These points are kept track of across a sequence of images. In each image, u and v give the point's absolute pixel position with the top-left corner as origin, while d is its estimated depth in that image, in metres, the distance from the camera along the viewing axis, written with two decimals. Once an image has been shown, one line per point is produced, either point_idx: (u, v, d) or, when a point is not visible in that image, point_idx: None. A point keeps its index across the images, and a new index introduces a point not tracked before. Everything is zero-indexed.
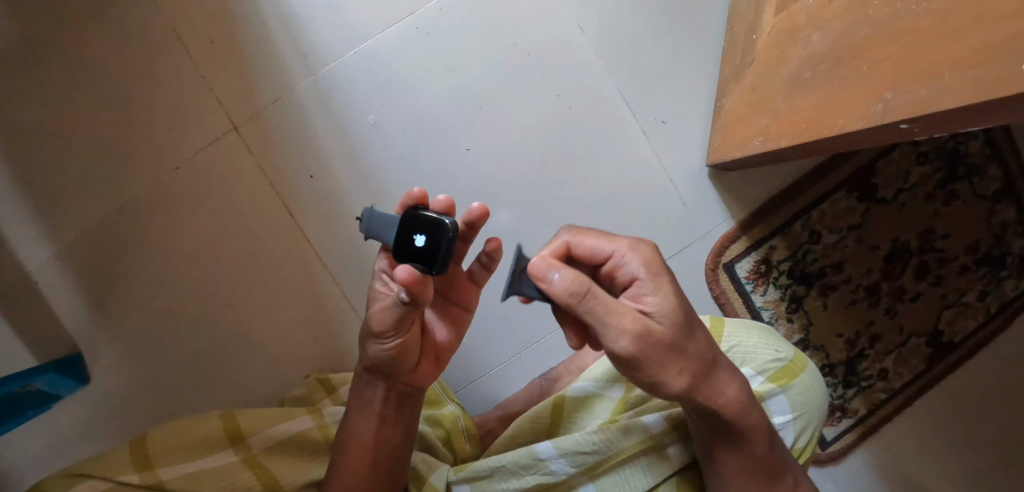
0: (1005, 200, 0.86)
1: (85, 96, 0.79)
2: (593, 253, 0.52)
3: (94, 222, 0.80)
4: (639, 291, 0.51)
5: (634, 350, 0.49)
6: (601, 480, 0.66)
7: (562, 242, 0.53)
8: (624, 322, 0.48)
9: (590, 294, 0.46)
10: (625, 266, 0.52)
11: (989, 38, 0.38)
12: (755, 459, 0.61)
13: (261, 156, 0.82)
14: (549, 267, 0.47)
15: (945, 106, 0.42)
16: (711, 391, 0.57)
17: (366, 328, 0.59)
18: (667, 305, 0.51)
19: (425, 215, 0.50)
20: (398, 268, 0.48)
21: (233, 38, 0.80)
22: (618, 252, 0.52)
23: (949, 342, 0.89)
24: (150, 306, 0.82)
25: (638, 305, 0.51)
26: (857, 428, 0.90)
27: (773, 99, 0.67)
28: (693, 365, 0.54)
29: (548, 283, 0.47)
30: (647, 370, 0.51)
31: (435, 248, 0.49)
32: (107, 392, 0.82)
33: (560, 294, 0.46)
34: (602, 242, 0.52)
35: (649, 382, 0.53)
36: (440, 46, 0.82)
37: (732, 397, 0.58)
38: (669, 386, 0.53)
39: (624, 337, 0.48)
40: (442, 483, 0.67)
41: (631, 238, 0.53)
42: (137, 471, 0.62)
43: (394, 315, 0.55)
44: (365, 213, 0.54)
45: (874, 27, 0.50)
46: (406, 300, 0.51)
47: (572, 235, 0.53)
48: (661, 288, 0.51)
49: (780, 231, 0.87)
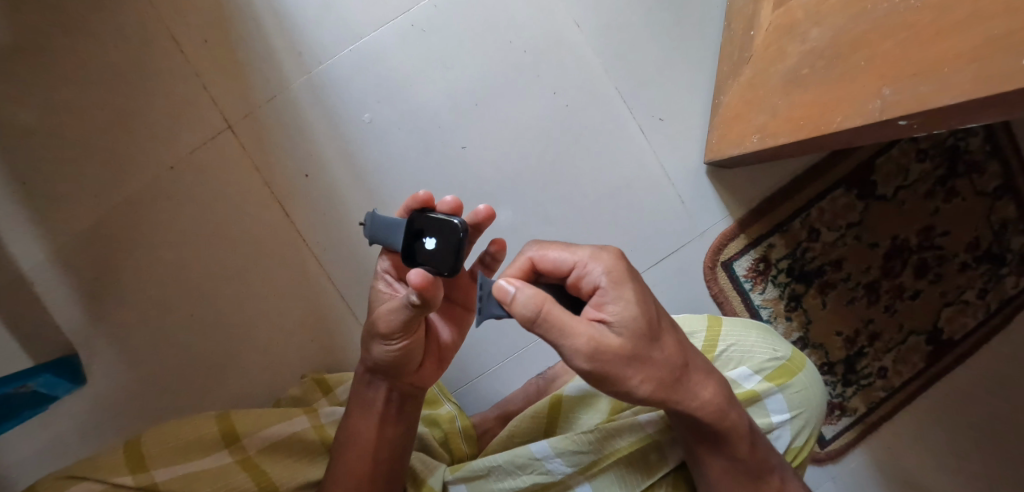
0: (1005, 197, 0.86)
1: (78, 95, 0.79)
2: (556, 266, 0.49)
3: (88, 221, 0.80)
4: (600, 300, 0.48)
5: (593, 357, 0.46)
6: (597, 480, 0.65)
7: (525, 258, 0.51)
8: (579, 342, 0.45)
9: (544, 310, 0.45)
10: (587, 276, 0.49)
11: (990, 33, 0.38)
12: (738, 461, 0.60)
13: (257, 154, 0.81)
14: (507, 283, 0.46)
15: (944, 100, 0.42)
16: (684, 397, 0.53)
17: (372, 329, 0.58)
18: (628, 312, 0.47)
19: (434, 218, 0.50)
20: (411, 272, 0.49)
21: (229, 36, 0.80)
22: (580, 261, 0.49)
23: (949, 339, 0.89)
24: (146, 307, 0.81)
25: (599, 314, 0.48)
26: (856, 426, 0.90)
27: (772, 96, 0.67)
28: (661, 372, 0.50)
29: (506, 300, 0.45)
30: (608, 381, 0.48)
31: (447, 250, 0.49)
32: (102, 393, 0.81)
33: (517, 313, 0.45)
34: (563, 253, 0.49)
35: (617, 394, 0.50)
36: (436, 43, 0.82)
37: (708, 400, 0.55)
38: (636, 395, 0.50)
39: (582, 347, 0.46)
40: (438, 483, 0.67)
41: (593, 246, 0.49)
42: (131, 472, 0.61)
43: (403, 317, 0.54)
44: (369, 218, 0.54)
45: (872, 23, 0.50)
46: (417, 303, 0.51)
47: (536, 250, 0.51)
48: (623, 296, 0.47)
49: (779, 229, 0.87)
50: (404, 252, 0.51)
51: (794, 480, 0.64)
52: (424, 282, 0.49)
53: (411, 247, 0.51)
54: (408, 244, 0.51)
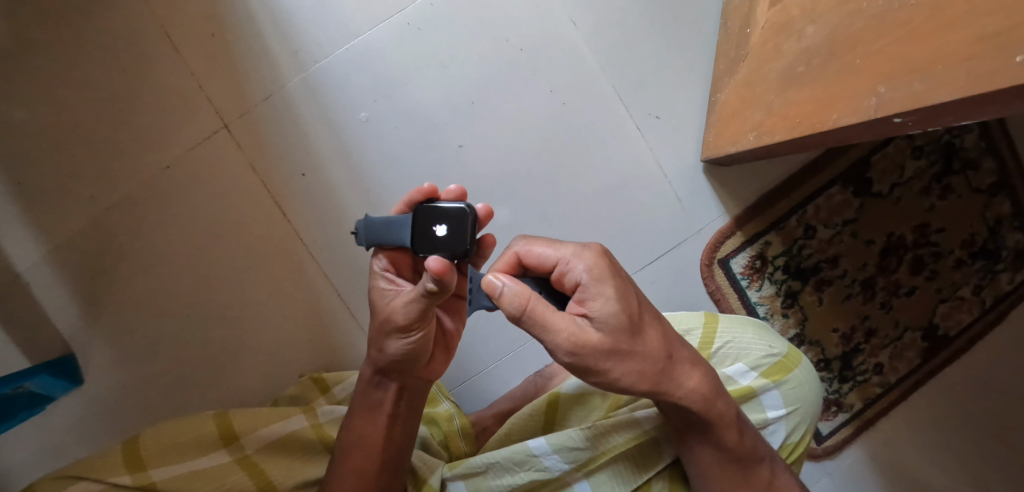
0: (1000, 194, 0.87)
1: (72, 95, 0.78)
2: (540, 261, 0.50)
3: (83, 222, 0.79)
4: (582, 296, 0.48)
5: (573, 351, 0.47)
6: (595, 477, 0.65)
7: (512, 253, 0.51)
8: (559, 338, 0.46)
9: (529, 307, 0.45)
10: (570, 273, 0.49)
11: (985, 30, 0.38)
12: (727, 449, 0.60)
13: (253, 154, 0.81)
14: (494, 278, 0.46)
15: (938, 99, 0.42)
16: (669, 388, 0.54)
17: (385, 326, 0.58)
18: (609, 309, 0.47)
19: (439, 205, 0.50)
20: (429, 258, 0.47)
21: (225, 36, 0.79)
22: (563, 258, 0.49)
23: (944, 336, 0.89)
24: (142, 307, 0.81)
25: (581, 309, 0.48)
26: (852, 422, 0.91)
27: (767, 94, 0.67)
28: (644, 366, 0.50)
29: (493, 294, 0.46)
30: (590, 372, 0.49)
31: (459, 234, 0.50)
32: (97, 393, 0.81)
33: (503, 308, 0.46)
34: (548, 249, 0.50)
35: (598, 385, 0.50)
36: (431, 41, 0.82)
37: (693, 390, 0.55)
38: (619, 386, 0.50)
39: (563, 342, 0.46)
40: (437, 480, 0.67)
41: (577, 244, 0.49)
42: (129, 472, 0.61)
43: (419, 308, 0.54)
44: (361, 224, 0.56)
45: (868, 20, 0.50)
46: (433, 290, 0.50)
47: (522, 245, 0.51)
48: (604, 293, 0.47)
49: (775, 226, 0.87)
50: (415, 245, 0.51)
51: (790, 474, 0.64)
52: (444, 267, 0.47)
53: (421, 237, 0.51)
54: (417, 236, 0.51)
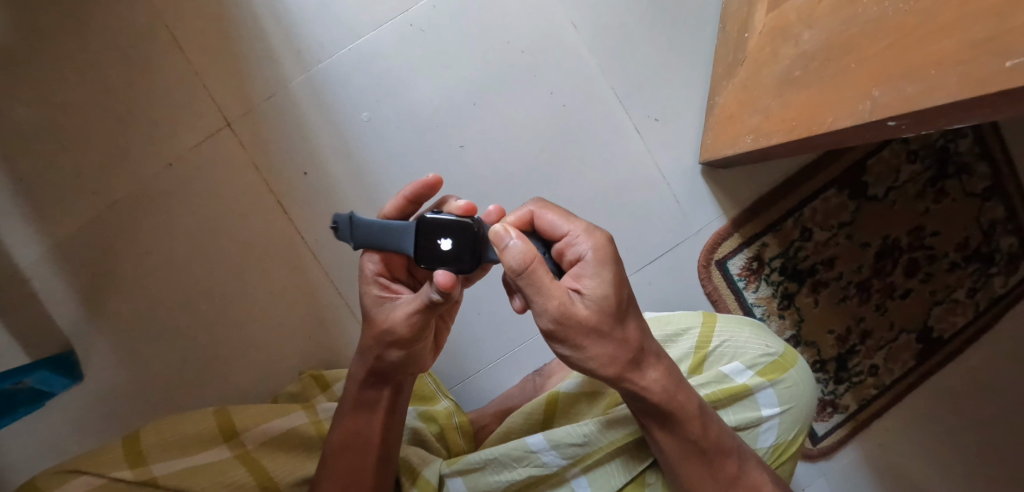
0: (994, 198, 0.88)
1: (75, 93, 0.79)
2: (551, 227, 0.52)
3: (85, 219, 0.80)
4: (579, 272, 0.49)
5: (559, 319, 0.47)
6: (591, 472, 0.66)
7: (526, 211, 0.53)
8: (549, 303, 0.47)
9: (531, 267, 0.46)
10: (574, 246, 0.50)
11: (975, 36, 0.39)
12: (691, 441, 0.59)
13: (256, 152, 0.82)
14: (504, 231, 0.47)
15: (930, 102, 0.43)
16: (634, 377, 0.52)
17: (384, 338, 0.58)
18: (601, 290, 0.48)
19: (445, 218, 0.49)
20: (438, 272, 0.50)
21: (228, 36, 0.80)
22: (573, 232, 0.51)
23: (938, 338, 0.90)
24: (144, 304, 0.82)
25: (575, 285, 0.49)
26: (847, 423, 0.92)
27: (765, 97, 0.68)
28: (617, 350, 0.50)
29: (499, 245, 0.46)
30: (565, 344, 0.49)
31: (464, 250, 0.49)
32: (96, 390, 0.82)
33: (505, 262, 0.46)
34: (561, 220, 0.52)
35: (569, 358, 0.50)
36: (433, 43, 0.83)
37: (656, 381, 0.54)
38: (586, 366, 0.50)
39: (551, 308, 0.47)
40: (435, 476, 0.68)
41: (590, 223, 0.51)
42: (130, 467, 0.61)
43: (422, 318, 0.56)
44: (345, 221, 0.52)
45: (863, 26, 0.51)
46: (438, 300, 0.53)
47: (538, 206, 0.53)
48: (601, 275, 0.49)
49: (771, 228, 0.88)
50: (419, 257, 0.50)
51: (762, 471, 0.63)
52: (452, 282, 0.50)
53: (424, 249, 0.50)
54: (422, 248, 0.50)
